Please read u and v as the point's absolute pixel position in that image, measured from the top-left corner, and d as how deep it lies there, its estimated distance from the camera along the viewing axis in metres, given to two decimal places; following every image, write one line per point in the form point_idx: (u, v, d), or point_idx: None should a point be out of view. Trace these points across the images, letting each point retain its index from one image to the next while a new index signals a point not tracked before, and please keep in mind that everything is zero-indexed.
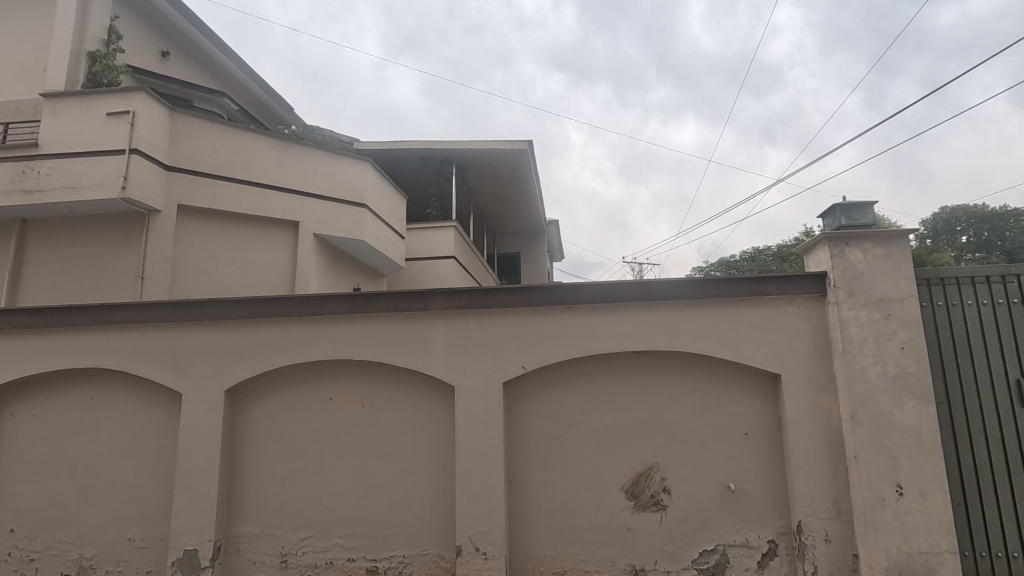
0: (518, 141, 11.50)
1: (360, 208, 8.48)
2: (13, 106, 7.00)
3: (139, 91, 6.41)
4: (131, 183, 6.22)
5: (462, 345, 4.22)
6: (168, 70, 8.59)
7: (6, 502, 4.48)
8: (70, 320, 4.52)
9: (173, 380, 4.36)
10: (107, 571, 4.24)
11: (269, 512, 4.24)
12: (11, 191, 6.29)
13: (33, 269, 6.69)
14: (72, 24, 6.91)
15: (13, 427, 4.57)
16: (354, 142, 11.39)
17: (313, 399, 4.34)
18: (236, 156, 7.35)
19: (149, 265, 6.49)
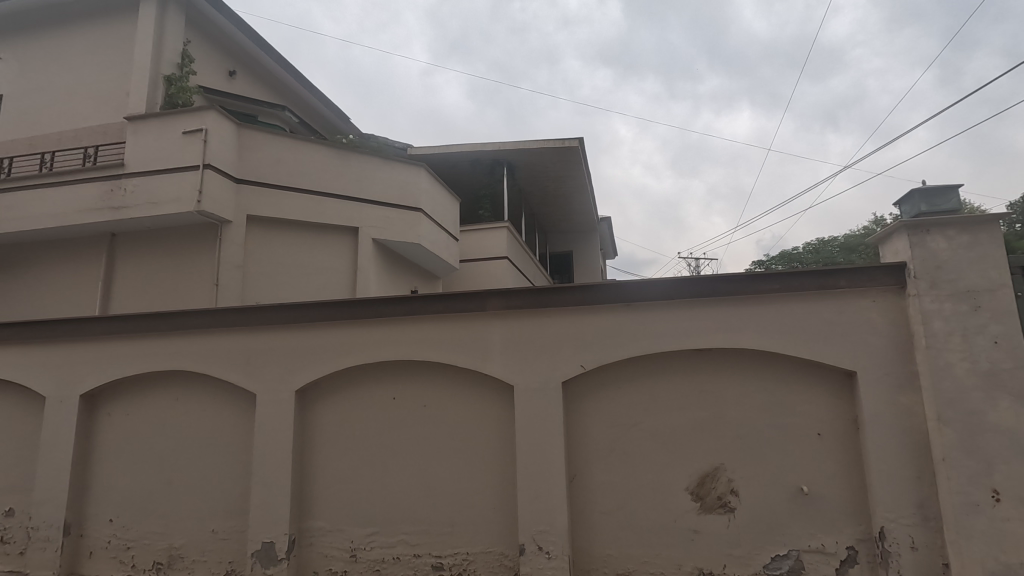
0: (569, 139, 11.44)
1: (415, 212, 8.67)
2: (101, 130, 7.61)
3: (210, 110, 6.82)
4: (205, 196, 6.62)
5: (519, 345, 4.24)
6: (235, 88, 9.09)
7: (104, 494, 4.86)
8: (156, 325, 4.87)
9: (247, 381, 4.60)
10: (193, 560, 4.53)
11: (338, 508, 4.40)
12: (101, 208, 6.83)
13: (121, 279, 7.24)
14: (151, 51, 7.45)
15: (109, 425, 4.96)
16: (407, 148, 11.68)
17: (376, 398, 4.47)
18: (297, 167, 7.68)
19: (222, 273, 6.88)
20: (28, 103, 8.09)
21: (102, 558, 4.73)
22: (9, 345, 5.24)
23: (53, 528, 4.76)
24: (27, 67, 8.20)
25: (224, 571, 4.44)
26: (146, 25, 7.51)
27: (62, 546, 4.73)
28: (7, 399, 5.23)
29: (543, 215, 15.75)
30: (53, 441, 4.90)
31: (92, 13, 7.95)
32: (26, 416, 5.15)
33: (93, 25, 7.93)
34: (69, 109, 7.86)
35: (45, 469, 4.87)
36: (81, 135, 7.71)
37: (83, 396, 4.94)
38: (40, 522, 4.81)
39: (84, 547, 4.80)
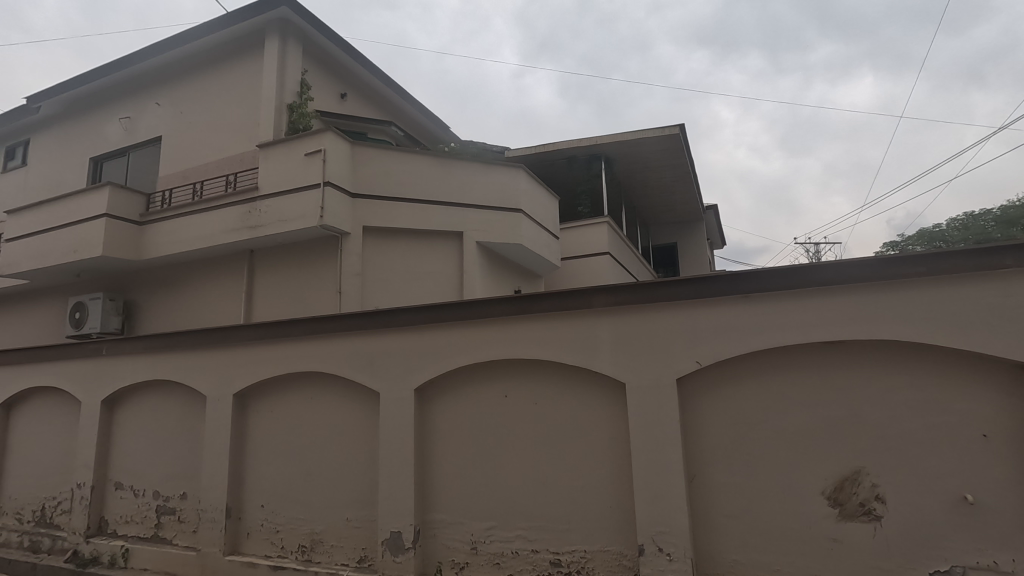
0: (670, 126, 11.01)
1: (516, 212, 8.81)
2: (238, 159, 8.56)
3: (327, 131, 7.41)
4: (327, 211, 7.20)
5: (629, 341, 4.15)
6: (346, 108, 9.77)
7: (256, 482, 5.45)
8: (291, 331, 5.38)
9: (371, 381, 4.94)
10: (332, 545, 4.94)
11: (458, 501, 4.58)
12: (242, 228, 7.67)
13: (260, 291, 8.08)
14: (275, 83, 8.26)
15: (257, 421, 5.56)
16: (504, 151, 11.91)
17: (489, 396, 4.60)
18: (405, 178, 8.11)
19: (344, 281, 7.45)
20: (180, 142, 9.30)
21: (256, 539, 5.30)
22: (177, 352, 6.05)
23: (217, 511, 5.42)
24: (178, 109, 9.43)
25: (358, 556, 4.80)
26: (270, 60, 8.34)
27: (225, 527, 5.37)
28: (177, 399, 6.05)
29: (643, 207, 15.32)
30: (215, 435, 5.59)
31: (227, 57, 8.98)
32: (192, 413, 5.93)
33: (229, 67, 8.95)
34: (212, 143, 8.92)
35: (209, 459, 5.58)
36: (222, 165, 8.72)
37: (236, 395, 5.59)
38: (207, 505, 5.50)
39: (242, 528, 5.42)
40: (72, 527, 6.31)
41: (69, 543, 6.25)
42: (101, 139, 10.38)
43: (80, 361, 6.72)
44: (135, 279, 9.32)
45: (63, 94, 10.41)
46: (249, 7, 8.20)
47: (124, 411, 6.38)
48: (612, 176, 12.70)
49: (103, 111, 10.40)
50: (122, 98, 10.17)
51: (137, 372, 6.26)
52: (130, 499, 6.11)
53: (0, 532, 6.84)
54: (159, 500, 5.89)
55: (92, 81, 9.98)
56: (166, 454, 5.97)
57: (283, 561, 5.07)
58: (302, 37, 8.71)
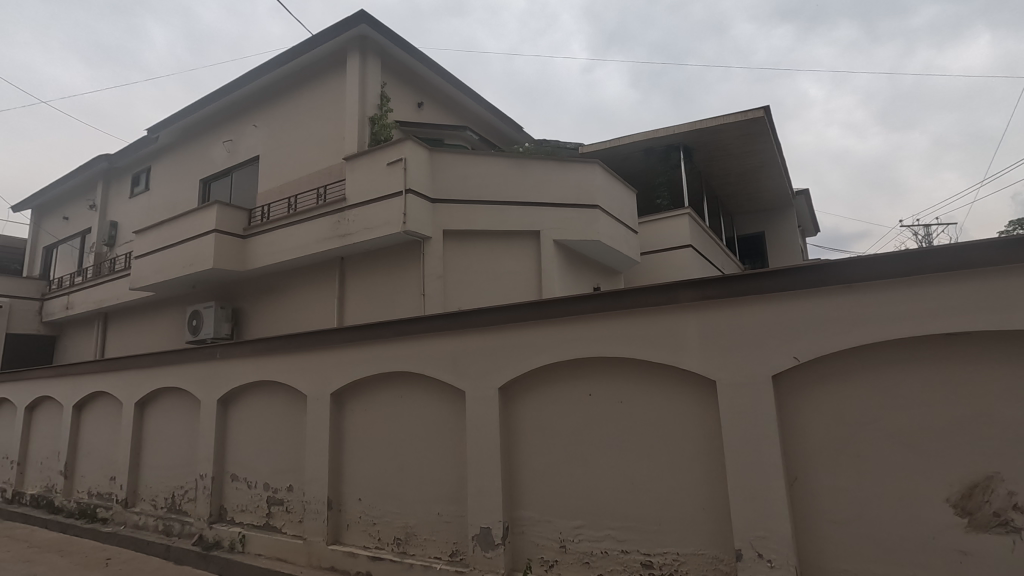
0: (753, 109, 10.42)
1: (593, 209, 8.72)
2: (327, 172, 9.09)
3: (406, 140, 7.70)
4: (409, 217, 7.47)
5: (718, 336, 3.98)
6: (423, 117, 10.10)
7: (353, 476, 5.77)
8: (381, 333, 5.64)
9: (457, 380, 5.08)
10: (425, 539, 5.12)
11: (545, 499, 4.59)
12: (333, 237, 8.14)
13: (350, 296, 8.54)
14: (357, 98, 8.70)
15: (352, 419, 5.89)
16: (578, 147, 11.81)
17: (572, 395, 4.59)
18: (481, 180, 8.26)
19: (428, 284, 7.72)
20: (275, 160, 10.01)
21: (356, 530, 5.61)
22: (280, 355, 6.52)
23: (320, 503, 5.79)
24: (273, 129, 10.17)
25: (450, 551, 4.94)
26: (353, 76, 8.79)
27: (327, 518, 5.72)
28: (282, 398, 6.53)
29: (727, 197, 14.65)
30: (316, 431, 5.98)
31: (314, 77, 9.58)
32: (295, 411, 6.37)
33: (316, 87, 9.53)
34: (303, 159, 9.54)
35: (312, 454, 5.97)
36: (313, 178, 9.30)
37: (333, 395, 5.94)
38: (312, 497, 5.90)
39: (342, 520, 5.75)
40: (197, 514, 6.98)
41: (195, 528, 6.92)
42: (208, 161, 11.40)
43: (198, 365, 7.42)
44: (242, 288, 10.16)
45: (176, 123, 11.55)
46: (332, 28, 8.70)
47: (237, 409, 6.97)
48: (692, 165, 12.25)
49: (209, 136, 11.42)
50: (225, 123, 11.12)
51: (247, 373, 6.82)
52: (245, 490, 6.66)
53: (139, 516, 7.68)
54: (269, 492, 6.39)
55: (199, 109, 11.00)
56: (274, 449, 6.45)
57: (380, 552, 5.33)
58: (380, 52, 9.11)
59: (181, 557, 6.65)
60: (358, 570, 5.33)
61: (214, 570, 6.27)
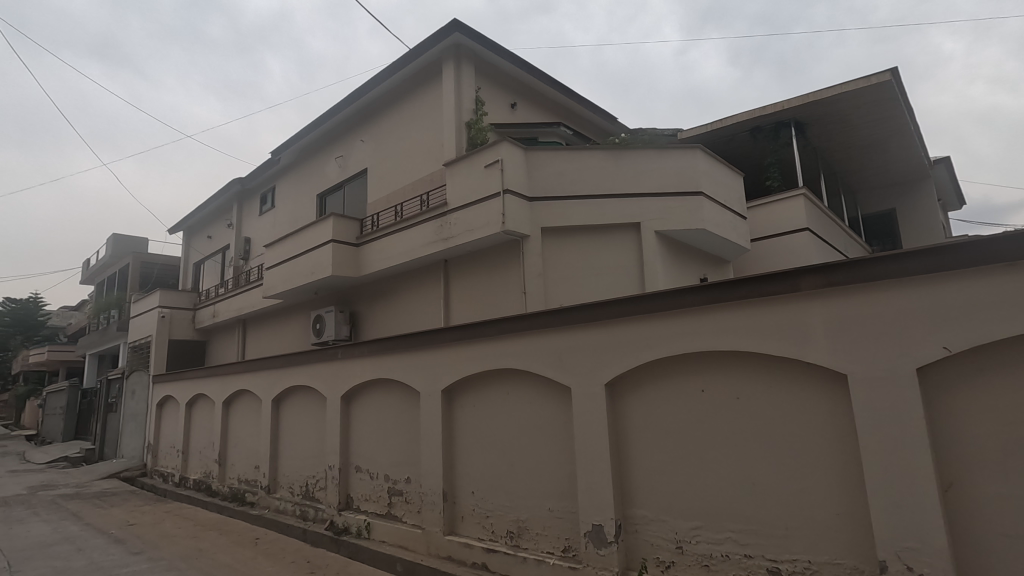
0: (878, 73, 9.37)
1: (696, 196, 8.34)
2: (429, 179, 9.49)
3: (503, 141, 7.83)
4: (508, 217, 7.59)
5: (848, 326, 3.63)
6: (517, 116, 10.21)
7: (465, 470, 5.97)
8: (486, 331, 5.79)
9: (563, 376, 5.08)
10: (537, 534, 5.18)
11: (659, 498, 4.46)
12: (437, 241, 8.50)
13: (455, 296, 8.86)
14: (454, 105, 9.00)
15: (463, 415, 6.10)
16: (677, 133, 11.34)
17: (684, 390, 4.41)
18: (578, 175, 8.20)
19: (528, 282, 7.80)
20: (382, 171, 10.63)
21: (470, 522, 5.80)
22: (394, 354, 6.92)
23: (436, 495, 6.08)
24: (378, 142, 10.81)
25: (563, 546, 4.96)
26: (449, 84, 9.10)
27: (443, 509, 5.98)
28: (397, 394, 6.93)
29: (847, 173, 13.34)
30: (430, 426, 6.28)
31: (413, 89, 10.04)
32: (410, 407, 6.73)
33: (415, 98, 9.99)
34: (406, 168, 10.04)
35: (427, 448, 6.28)
36: (416, 186, 9.77)
37: (444, 392, 6.20)
38: (428, 489, 6.20)
39: (457, 512, 5.97)
40: (328, 501, 7.61)
41: (327, 514, 7.55)
42: (323, 177, 12.37)
43: (324, 364, 8.07)
44: (357, 292, 10.91)
45: (295, 144, 12.66)
46: (428, 40, 9.07)
47: (358, 405, 7.50)
48: (806, 141, 11.28)
49: (323, 153, 12.38)
50: (336, 140, 11.99)
51: (366, 372, 7.32)
52: (368, 480, 7.15)
53: (279, 501, 8.53)
54: (390, 482, 6.80)
55: (314, 130, 11.98)
56: (392, 443, 6.86)
57: (494, 545, 5.47)
58: (473, 57, 9.35)
59: (316, 540, 7.29)
60: (474, 561, 5.51)
61: (344, 553, 6.80)
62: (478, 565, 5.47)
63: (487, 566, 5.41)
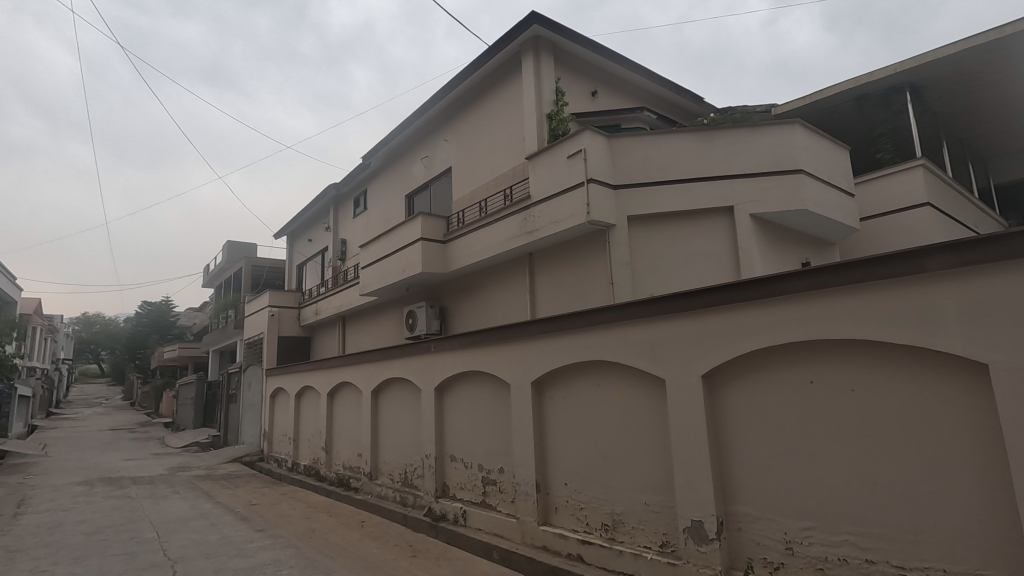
0: (1012, 23, 8.21)
1: (794, 174, 7.80)
2: (512, 173, 9.57)
3: (585, 131, 7.71)
4: (592, 207, 7.49)
5: (987, 309, 3.22)
6: (599, 105, 10.02)
7: (557, 462, 5.99)
8: (575, 323, 5.76)
9: (656, 368, 4.95)
10: (634, 527, 5.08)
11: (765, 495, 4.22)
12: (521, 234, 8.56)
13: (541, 289, 8.89)
14: (534, 98, 9.00)
15: (553, 406, 6.12)
16: (771, 109, 10.63)
17: (790, 382, 4.15)
18: (664, 161, 7.93)
19: (615, 272, 7.66)
20: (466, 168, 10.85)
21: (564, 513, 5.81)
22: (483, 346, 7.08)
23: (530, 485, 6.15)
24: (461, 140, 11.06)
25: (660, 541, 4.83)
26: (529, 76, 9.11)
27: (537, 499, 6.04)
28: (488, 386, 7.08)
29: (976, 139, 11.87)
30: (521, 417, 6.36)
31: (493, 84, 10.16)
32: (501, 399, 6.85)
33: (496, 94, 10.11)
34: (490, 164, 10.18)
35: (519, 438, 6.37)
36: (499, 181, 9.89)
37: (534, 383, 6.26)
38: (522, 479, 6.29)
39: (550, 503, 6.00)
40: (426, 489, 7.94)
41: (425, 501, 7.88)
42: (410, 178, 12.86)
43: (417, 358, 8.42)
44: (446, 288, 11.26)
45: (384, 147, 13.24)
46: (507, 34, 9.13)
47: (451, 397, 7.75)
48: (923, 107, 10.17)
49: (409, 155, 12.88)
50: (421, 142, 12.41)
51: (457, 364, 7.54)
52: (463, 470, 7.37)
53: (381, 487, 9.02)
54: (484, 472, 6.97)
55: (400, 133, 12.51)
56: (485, 434, 7.02)
57: (589, 537, 5.44)
58: (552, 48, 9.28)
59: (416, 525, 7.64)
60: (570, 552, 5.52)
61: (443, 539, 7.08)
62: (574, 557, 5.47)
63: (582, 558, 5.40)
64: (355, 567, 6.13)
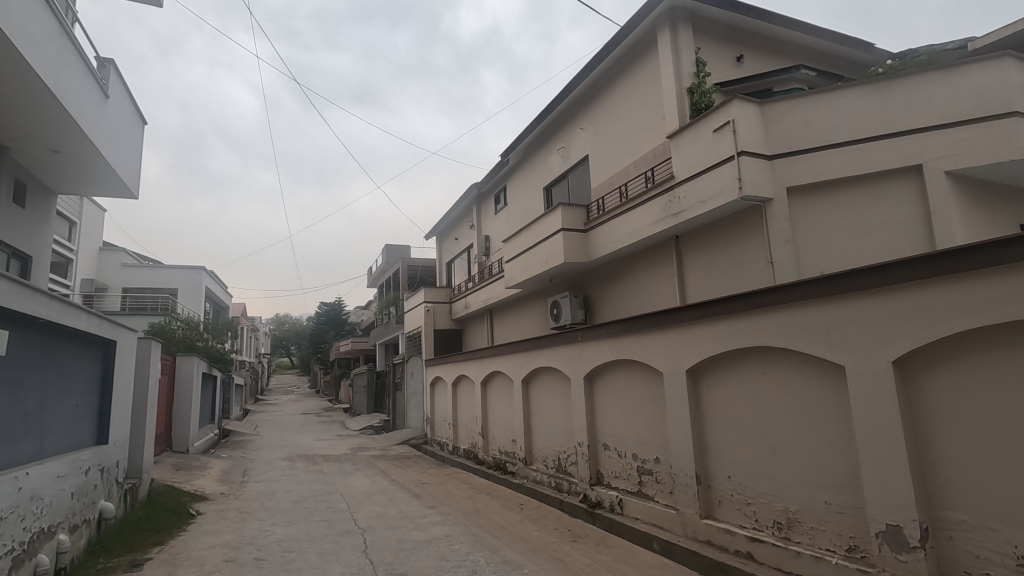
0: None
1: (1004, 118, 6.52)
2: (653, 154, 9.23)
3: (733, 100, 7.14)
4: (746, 181, 6.94)
5: None
6: (746, 70, 9.23)
7: (719, 454, 5.68)
8: (733, 307, 5.42)
9: (834, 354, 4.46)
10: (813, 528, 4.64)
11: (983, 501, 3.59)
12: (666, 217, 8.25)
13: (690, 272, 8.48)
14: (673, 73, 8.58)
15: (710, 395, 5.83)
16: (966, 44, 8.93)
17: (1014, 368, 3.47)
18: (830, 122, 7.13)
19: (776, 250, 7.04)
20: (603, 155, 10.70)
21: (729, 508, 5.50)
22: (633, 335, 6.98)
23: (689, 477, 5.92)
24: (596, 127, 10.93)
25: (846, 545, 4.35)
26: (666, 52, 8.71)
27: (698, 492, 5.80)
28: (639, 374, 6.96)
29: None
30: (676, 406, 6.16)
31: (628, 65, 9.87)
32: (655, 387, 6.69)
33: (631, 74, 9.80)
34: (628, 148, 9.93)
35: (675, 427, 6.17)
36: (639, 164, 9.61)
37: (689, 371, 6.02)
38: (680, 470, 6.08)
39: (714, 496, 5.70)
40: (581, 476, 8.04)
41: (580, 488, 7.99)
42: (548, 170, 13.02)
43: (564, 346, 8.56)
44: (589, 277, 11.25)
45: (521, 143, 13.58)
46: (639, 12, 8.80)
47: (601, 385, 7.75)
48: None
49: (546, 148, 13.02)
50: (557, 133, 12.47)
51: (606, 353, 7.52)
52: (617, 458, 7.34)
53: (536, 473, 9.33)
54: (639, 461, 6.87)
55: (535, 127, 12.71)
56: (639, 423, 6.91)
57: (760, 534, 5.08)
58: (690, 18, 8.76)
59: (573, 510, 7.78)
60: (738, 549, 5.22)
61: (601, 526, 7.12)
62: (743, 554, 5.15)
63: (753, 556, 5.07)
64: (519, 547, 6.44)
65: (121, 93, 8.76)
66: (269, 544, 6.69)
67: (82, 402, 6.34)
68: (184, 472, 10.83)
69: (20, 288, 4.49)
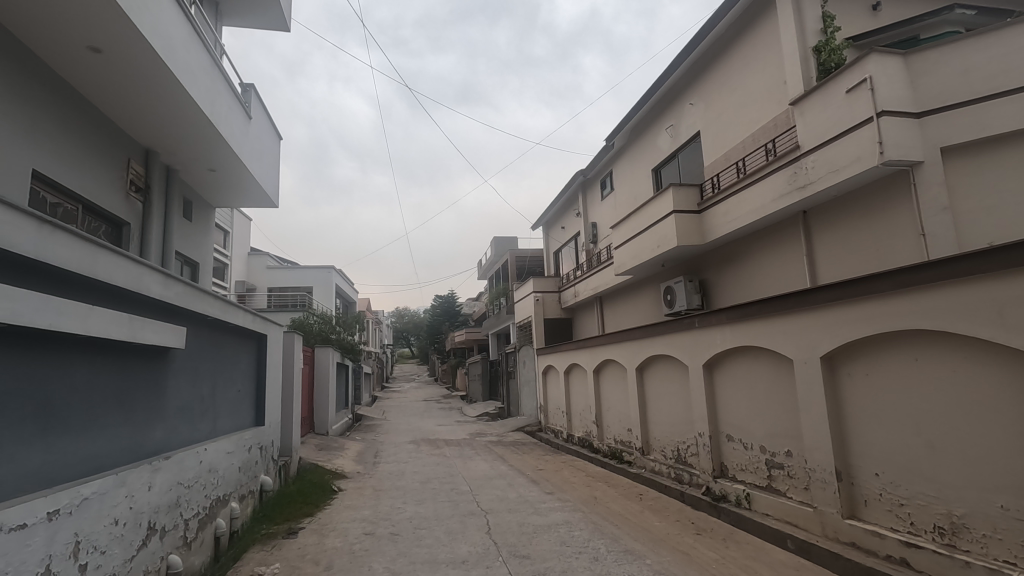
0: None
1: None
2: (773, 124, 8.52)
3: (869, 54, 6.36)
4: (888, 144, 6.16)
5: None
6: (884, 19, 8.17)
7: (863, 449, 5.15)
8: (877, 286, 4.87)
9: (1009, 338, 3.85)
10: (985, 536, 4.06)
11: None
12: (791, 191, 7.59)
13: (822, 250, 7.73)
14: (796, 32, 7.82)
15: (851, 384, 5.29)
16: None
17: None
18: (996, 67, 6.20)
19: (928, 221, 6.20)
20: (717, 129, 10.06)
21: (878, 509, 4.97)
22: (758, 319, 6.53)
23: (828, 473, 5.43)
24: (708, 100, 10.31)
25: None
26: (786, 10, 7.96)
27: (839, 489, 5.30)
28: (766, 361, 6.51)
29: None
30: (811, 396, 5.66)
31: (741, 31, 9.17)
32: (785, 375, 6.21)
33: (745, 40, 9.10)
34: (744, 120, 9.26)
35: (810, 418, 5.69)
36: (758, 135, 8.92)
37: (825, 358, 5.51)
38: (817, 465, 5.59)
39: (859, 495, 5.18)
40: (703, 467, 7.72)
41: (702, 479, 7.68)
42: (655, 150, 12.55)
43: (681, 333, 8.24)
44: (705, 260, 10.70)
45: (627, 125, 13.19)
46: None
47: (723, 373, 7.36)
48: None
49: (653, 127, 12.54)
50: (665, 111, 11.93)
51: (728, 340, 7.11)
52: (743, 450, 6.95)
53: (654, 463, 9.12)
54: (768, 455, 6.44)
55: (641, 107, 12.28)
56: (767, 414, 6.47)
57: (917, 539, 4.54)
58: None
59: (696, 502, 7.50)
60: (890, 554, 4.70)
61: (726, 520, 6.79)
62: (896, 560, 4.64)
63: (907, 562, 4.55)
64: (640, 538, 6.34)
65: (261, 113, 9.81)
66: (401, 520, 7.22)
67: (243, 388, 7.25)
68: (326, 452, 11.99)
69: (193, 291, 5.22)
